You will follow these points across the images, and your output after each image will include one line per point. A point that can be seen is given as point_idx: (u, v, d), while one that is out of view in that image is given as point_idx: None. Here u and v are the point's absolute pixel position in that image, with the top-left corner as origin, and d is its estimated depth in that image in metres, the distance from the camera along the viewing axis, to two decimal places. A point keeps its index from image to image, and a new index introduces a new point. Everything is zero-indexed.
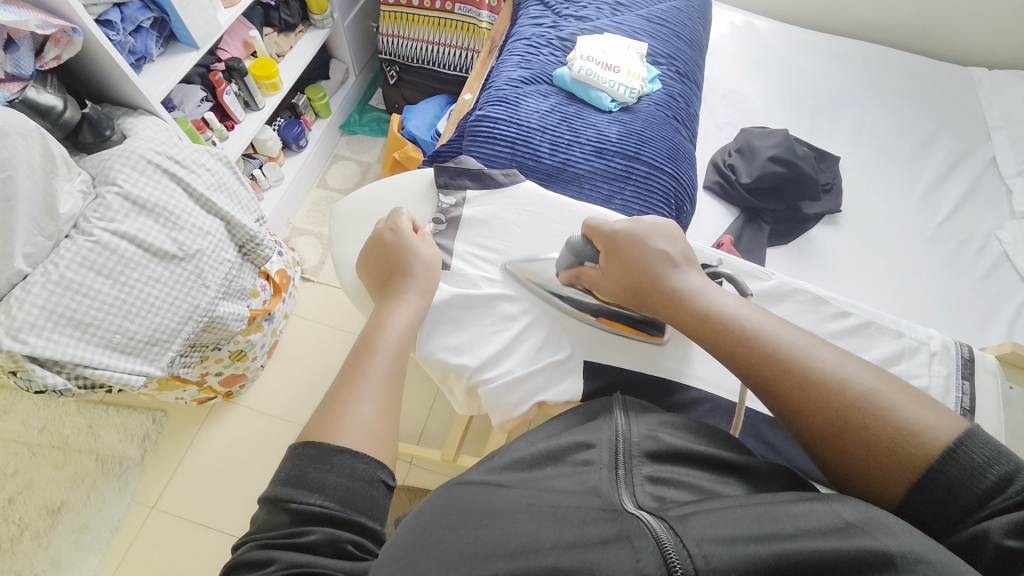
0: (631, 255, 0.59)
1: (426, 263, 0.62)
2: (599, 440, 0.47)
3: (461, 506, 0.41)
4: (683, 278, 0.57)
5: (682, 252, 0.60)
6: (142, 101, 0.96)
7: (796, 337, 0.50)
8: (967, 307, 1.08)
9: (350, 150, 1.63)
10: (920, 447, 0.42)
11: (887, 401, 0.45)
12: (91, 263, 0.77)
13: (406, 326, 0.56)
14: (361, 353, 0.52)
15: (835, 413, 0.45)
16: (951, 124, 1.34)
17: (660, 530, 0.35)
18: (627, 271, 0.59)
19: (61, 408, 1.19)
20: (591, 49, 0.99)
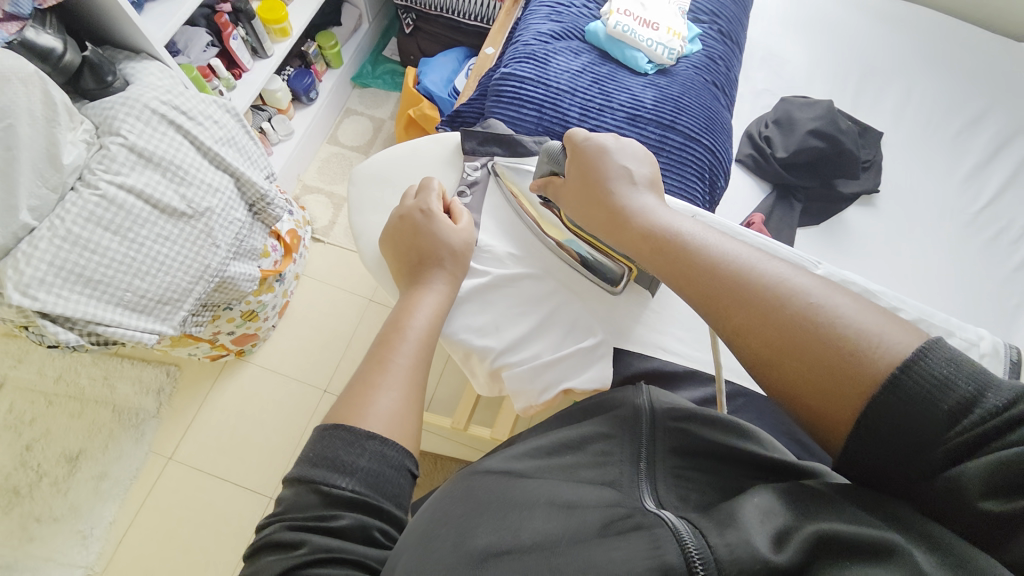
0: (584, 171, 0.58)
1: (457, 248, 0.59)
2: (619, 432, 0.44)
3: (479, 495, 0.39)
4: (635, 194, 0.55)
5: (646, 175, 0.58)
6: (145, 45, 0.90)
7: (740, 248, 0.47)
8: (1000, 298, 1.03)
9: (362, 105, 1.55)
10: (864, 359, 0.36)
11: (822, 309, 0.40)
12: (99, 218, 0.74)
13: (435, 314, 0.54)
14: (388, 339, 0.50)
15: (769, 320, 0.41)
16: (1005, 100, 1.25)
17: (678, 523, 0.33)
18: (581, 186, 0.58)
19: (75, 359, 1.20)
20: (628, 2, 0.90)
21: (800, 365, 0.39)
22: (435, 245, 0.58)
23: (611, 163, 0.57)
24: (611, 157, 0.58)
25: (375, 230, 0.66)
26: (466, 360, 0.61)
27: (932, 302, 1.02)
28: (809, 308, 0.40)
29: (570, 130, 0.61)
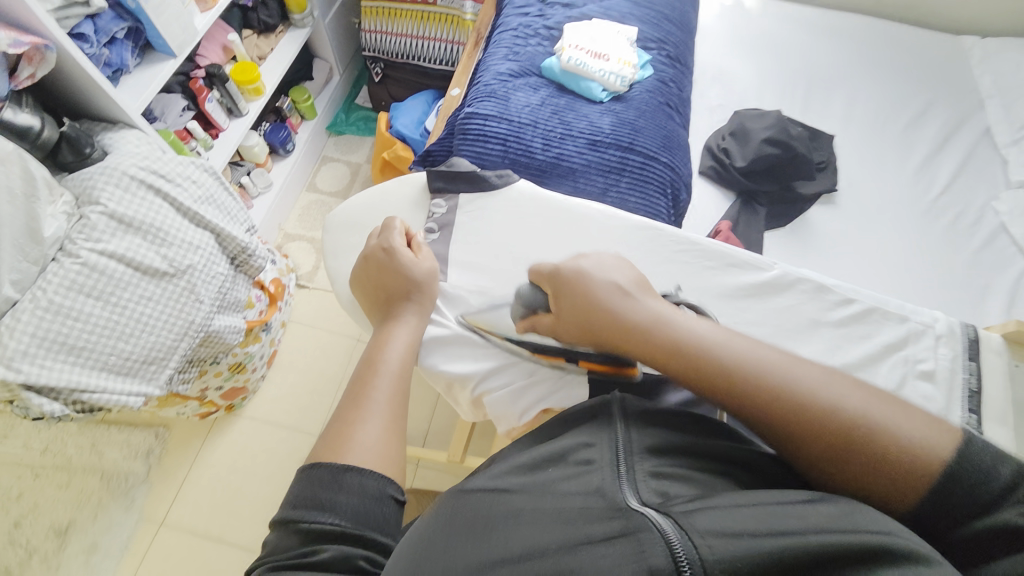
0: (581, 285, 0.56)
1: (422, 280, 0.61)
2: (599, 439, 0.44)
3: (465, 515, 0.39)
4: (643, 302, 0.54)
5: (633, 278, 0.57)
6: (121, 115, 0.94)
7: (768, 355, 0.47)
8: (965, 281, 1.08)
9: (338, 152, 1.60)
10: (927, 461, 0.39)
11: (876, 415, 0.42)
12: (80, 285, 0.75)
13: (408, 346, 0.55)
14: (364, 375, 0.51)
15: (832, 439, 0.41)
16: (944, 95, 1.33)
17: (665, 525, 0.33)
18: (582, 307, 0.55)
19: (62, 429, 1.17)
20: (579, 38, 0.96)
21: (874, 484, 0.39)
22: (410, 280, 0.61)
23: (604, 276, 0.56)
24: (598, 270, 0.57)
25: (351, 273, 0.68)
26: (448, 390, 0.62)
27: (901, 291, 1.06)
28: (859, 420, 0.41)
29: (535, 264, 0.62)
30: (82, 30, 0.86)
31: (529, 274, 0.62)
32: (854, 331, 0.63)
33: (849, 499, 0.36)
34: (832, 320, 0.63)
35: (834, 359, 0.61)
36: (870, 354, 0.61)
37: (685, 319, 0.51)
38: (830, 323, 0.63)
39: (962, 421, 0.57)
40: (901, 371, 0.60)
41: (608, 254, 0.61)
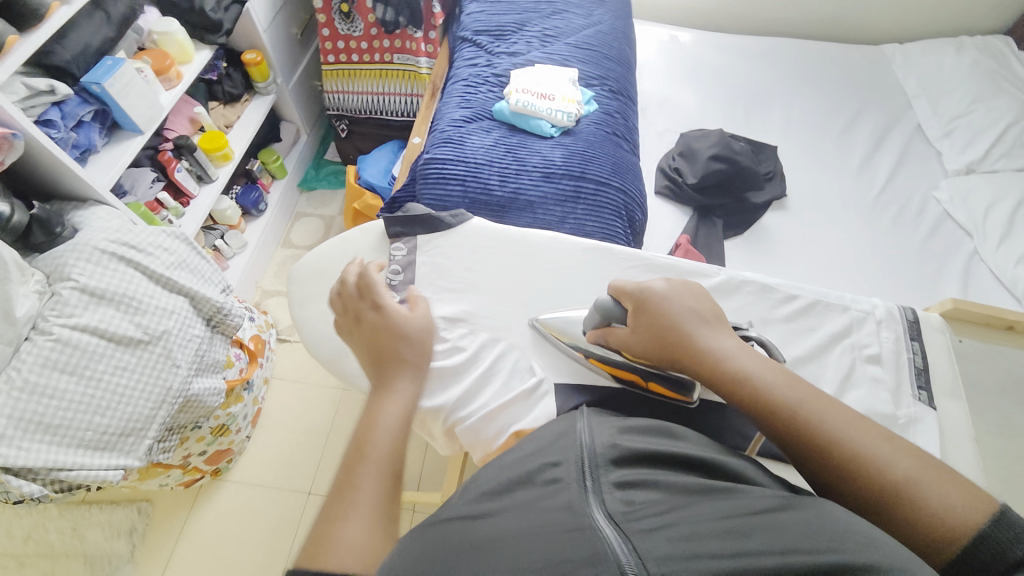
0: (657, 311, 0.56)
1: (418, 338, 0.59)
2: (565, 457, 0.44)
3: (440, 546, 0.36)
4: (707, 333, 0.54)
5: (711, 309, 0.57)
6: (90, 193, 0.96)
7: (829, 406, 0.47)
8: (919, 268, 1.13)
9: (311, 207, 1.65)
10: (954, 534, 0.40)
11: (921, 486, 0.42)
12: (54, 362, 0.76)
13: (401, 421, 0.52)
14: (353, 456, 0.48)
15: (868, 492, 0.42)
16: (873, 100, 1.44)
17: (620, 547, 0.33)
18: (649, 330, 0.56)
19: (42, 514, 1.13)
20: (525, 82, 1.04)
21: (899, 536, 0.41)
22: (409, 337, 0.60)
23: (679, 305, 0.56)
24: (682, 296, 0.57)
25: (320, 321, 0.70)
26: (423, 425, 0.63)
27: (861, 282, 1.11)
28: (899, 483, 0.42)
29: (621, 282, 0.62)
30: (49, 117, 0.90)
31: (613, 289, 0.63)
32: (803, 323, 0.69)
33: (810, 509, 0.36)
34: (780, 315, 0.69)
35: (788, 351, 0.66)
36: (818, 345, 0.67)
37: (747, 356, 0.51)
38: (780, 319, 0.69)
39: (915, 399, 0.64)
40: (850, 357, 0.66)
41: (696, 283, 0.60)
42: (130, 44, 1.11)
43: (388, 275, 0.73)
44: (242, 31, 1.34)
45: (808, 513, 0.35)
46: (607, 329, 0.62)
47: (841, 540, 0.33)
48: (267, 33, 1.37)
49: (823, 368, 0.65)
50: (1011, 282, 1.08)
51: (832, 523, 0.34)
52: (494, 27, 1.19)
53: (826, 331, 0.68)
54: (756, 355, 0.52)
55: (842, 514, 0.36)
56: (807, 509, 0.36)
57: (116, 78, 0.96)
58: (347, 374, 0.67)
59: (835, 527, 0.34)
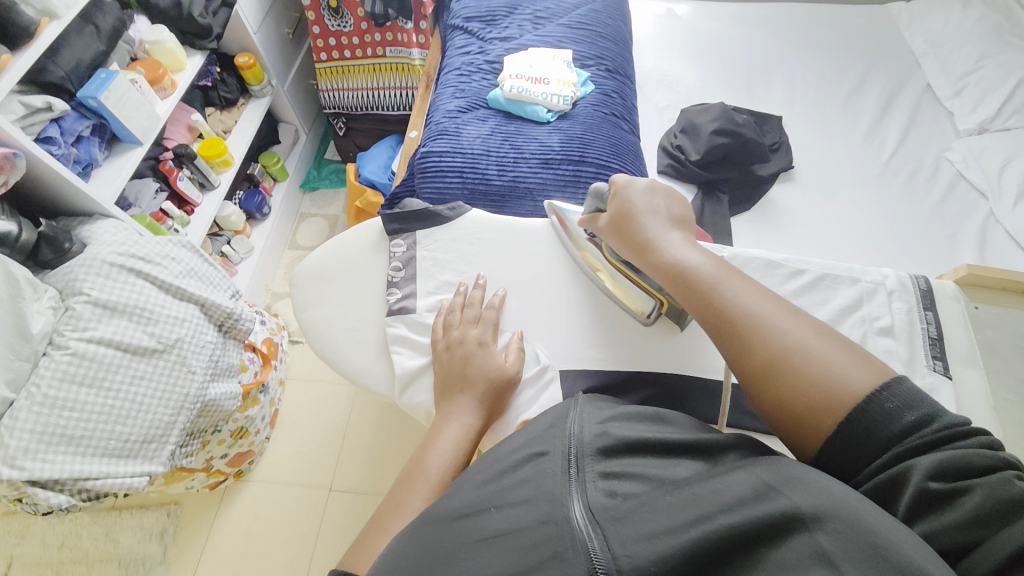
0: (621, 205, 0.65)
1: (483, 373, 0.59)
2: (552, 447, 0.43)
3: (419, 547, 0.38)
4: (661, 224, 0.61)
5: (679, 211, 0.64)
6: (96, 207, 0.98)
7: (750, 286, 0.52)
8: (934, 232, 1.10)
9: (314, 207, 1.65)
10: (843, 395, 0.42)
11: (820, 353, 0.45)
12: (72, 375, 0.77)
13: (458, 449, 0.53)
14: (408, 479, 0.50)
15: (760, 354, 0.47)
16: (881, 62, 1.39)
17: (589, 539, 0.34)
18: (616, 223, 0.64)
19: (76, 521, 1.16)
20: (519, 67, 1.02)
21: (782, 393, 0.45)
22: (463, 366, 0.60)
23: (645, 203, 0.63)
24: (652, 196, 0.64)
25: (325, 321, 0.70)
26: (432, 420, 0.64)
27: (875, 252, 1.08)
28: (795, 350, 0.46)
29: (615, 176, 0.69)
30: (49, 135, 0.91)
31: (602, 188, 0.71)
32: (810, 298, 0.68)
33: (766, 468, 0.36)
34: (788, 290, 0.68)
35: None
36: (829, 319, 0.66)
37: (688, 245, 0.58)
38: (788, 294, 0.69)
39: (930, 368, 0.63)
40: (861, 329, 0.65)
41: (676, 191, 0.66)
42: (123, 56, 1.09)
43: (389, 273, 0.72)
44: (233, 35, 1.33)
45: (757, 469, 0.36)
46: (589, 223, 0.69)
47: (783, 488, 0.33)
48: (257, 35, 1.36)
49: None
50: None
51: (781, 475, 0.35)
52: (485, 12, 1.17)
53: (833, 306, 0.67)
54: (699, 246, 0.58)
55: (791, 463, 0.37)
56: (760, 466, 0.37)
57: (111, 91, 0.97)
58: (354, 372, 0.68)
59: (782, 478, 0.35)
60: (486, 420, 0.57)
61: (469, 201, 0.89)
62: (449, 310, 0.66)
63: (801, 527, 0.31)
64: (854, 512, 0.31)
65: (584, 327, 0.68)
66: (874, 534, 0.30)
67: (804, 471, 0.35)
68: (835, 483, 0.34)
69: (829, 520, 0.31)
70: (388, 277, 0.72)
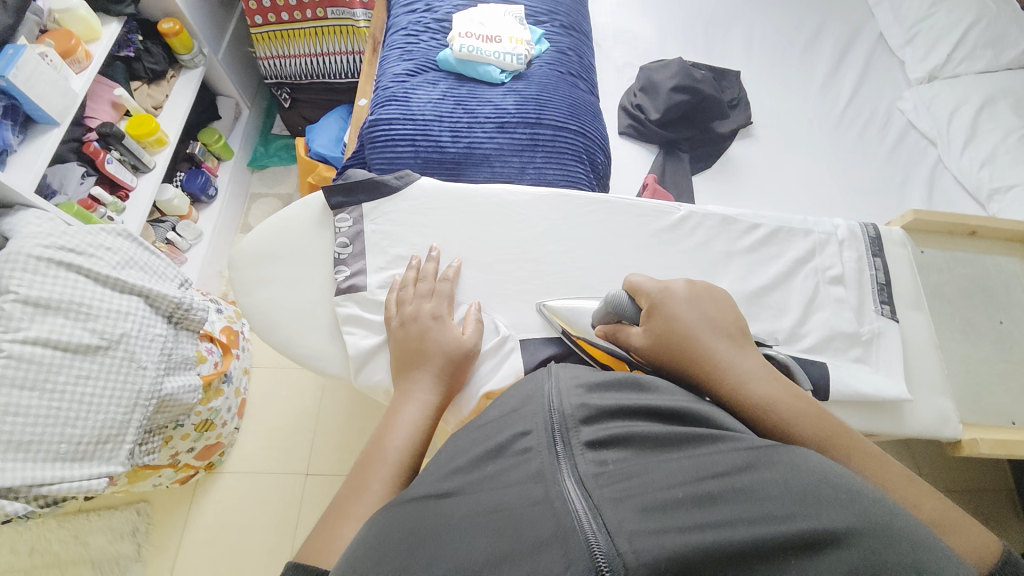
0: (672, 325, 0.52)
1: (444, 348, 0.58)
2: (534, 425, 0.40)
3: (398, 534, 0.34)
4: (729, 346, 0.50)
5: (734, 320, 0.53)
6: (14, 196, 0.89)
7: (853, 441, 0.45)
8: (885, 180, 1.13)
9: (265, 187, 1.57)
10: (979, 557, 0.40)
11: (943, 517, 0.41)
12: (12, 379, 0.71)
13: (417, 428, 0.52)
14: (367, 460, 0.49)
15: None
16: (836, 12, 1.38)
17: (589, 523, 0.31)
18: (666, 340, 0.51)
19: (40, 527, 1.11)
20: (468, 24, 0.96)
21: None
22: (419, 342, 0.59)
23: (697, 314, 0.52)
24: (697, 308, 0.53)
25: (269, 305, 0.67)
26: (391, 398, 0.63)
27: (831, 204, 1.10)
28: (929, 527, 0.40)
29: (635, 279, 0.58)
30: None
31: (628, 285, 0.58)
32: (771, 248, 0.72)
33: (791, 469, 0.34)
34: (747, 243, 0.72)
35: (748, 283, 0.69)
36: (786, 270, 0.70)
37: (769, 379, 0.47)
38: (746, 249, 0.72)
39: (878, 313, 0.69)
40: (814, 280, 0.70)
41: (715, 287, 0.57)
42: (32, 27, 0.98)
43: (336, 249, 0.69)
44: None
45: (783, 466, 0.34)
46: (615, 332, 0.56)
47: (817, 501, 0.31)
48: None
49: (787, 295, 0.69)
50: (974, 186, 1.08)
51: (812, 477, 0.33)
52: None
53: (793, 253, 0.71)
54: (780, 378, 0.48)
55: (816, 459, 0.35)
56: (785, 461, 0.35)
57: (20, 67, 0.86)
58: (307, 356, 0.66)
59: (812, 483, 0.33)
60: (446, 395, 0.57)
61: (423, 170, 0.86)
62: (401, 285, 0.64)
63: (835, 546, 0.29)
64: (888, 526, 0.30)
65: (541, 294, 0.67)
66: (913, 557, 0.29)
67: (842, 478, 0.33)
68: (872, 491, 0.33)
69: (869, 539, 0.29)
70: (335, 254, 0.69)
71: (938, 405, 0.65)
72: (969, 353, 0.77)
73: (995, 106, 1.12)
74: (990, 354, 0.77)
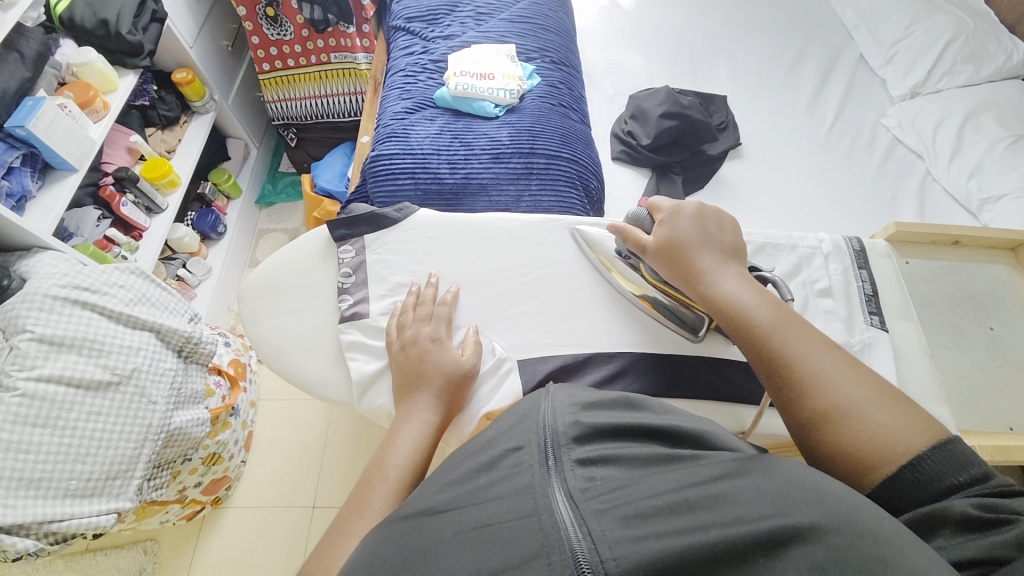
0: (676, 240, 0.63)
1: (448, 371, 0.60)
2: (527, 440, 0.41)
3: (392, 552, 0.35)
4: (711, 258, 0.61)
5: (730, 241, 0.63)
6: (33, 240, 0.93)
7: (806, 329, 0.53)
8: (874, 193, 1.16)
9: (273, 222, 1.62)
10: (894, 452, 0.44)
11: (869, 414, 0.46)
12: (25, 417, 0.73)
13: (418, 446, 0.54)
14: (369, 479, 0.50)
15: (820, 398, 0.48)
16: (816, 37, 1.44)
17: (575, 533, 0.32)
18: (666, 247, 0.63)
19: (48, 568, 1.11)
20: (463, 64, 1.02)
21: (831, 443, 0.46)
22: (418, 364, 0.60)
23: (695, 233, 0.62)
24: (702, 225, 0.63)
25: (273, 334, 0.69)
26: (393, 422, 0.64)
27: (822, 222, 1.12)
28: (852, 402, 0.47)
29: (653, 200, 0.68)
30: None
31: (643, 208, 0.69)
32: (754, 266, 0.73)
33: (765, 477, 0.35)
34: None
35: None
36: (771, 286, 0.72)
37: (746, 285, 0.58)
38: None
39: (867, 323, 0.70)
40: (803, 292, 0.71)
41: (724, 214, 0.65)
42: (50, 80, 1.05)
43: (339, 279, 0.72)
44: (167, 50, 1.28)
45: (762, 475, 0.35)
46: (625, 233, 0.67)
47: (788, 503, 0.33)
48: (193, 49, 1.32)
49: None
50: (965, 196, 1.10)
51: (782, 485, 0.34)
52: (426, 12, 1.16)
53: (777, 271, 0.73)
54: (757, 286, 0.58)
55: (787, 466, 0.37)
56: (760, 470, 0.36)
57: (39, 118, 0.92)
58: (310, 383, 0.67)
59: (782, 487, 0.34)
60: (445, 416, 0.58)
61: (423, 201, 0.90)
62: (402, 310, 0.66)
63: (799, 544, 0.30)
64: (856, 524, 0.31)
65: (537, 314, 0.69)
66: (875, 552, 0.30)
67: (811, 478, 0.35)
68: (840, 490, 0.34)
69: (832, 536, 0.30)
70: (338, 284, 0.71)
71: (936, 413, 0.66)
72: (962, 360, 0.78)
73: (979, 118, 1.15)
74: (983, 361, 0.78)
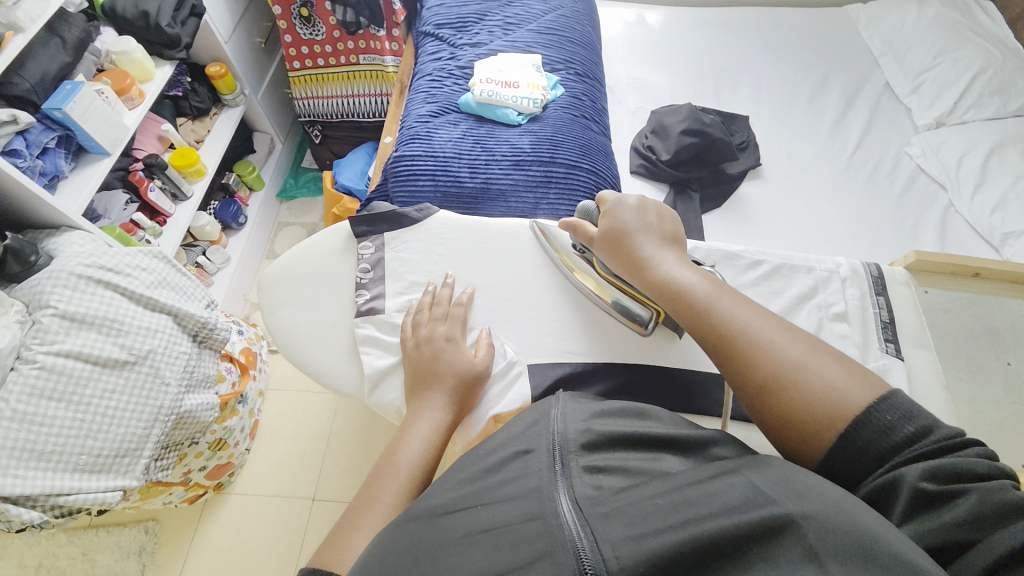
0: (616, 228, 0.65)
1: (461, 371, 0.61)
2: (537, 445, 0.42)
3: (400, 550, 0.35)
4: (651, 244, 0.63)
5: (670, 229, 0.65)
6: (63, 220, 0.96)
7: (742, 301, 0.55)
8: (894, 221, 1.15)
9: (292, 216, 1.65)
10: (837, 408, 0.44)
11: (809, 372, 0.47)
12: (42, 390, 0.75)
13: (428, 444, 0.54)
14: (379, 475, 0.51)
15: (756, 367, 0.49)
16: (842, 63, 1.44)
17: (580, 536, 0.32)
18: (610, 238, 0.65)
19: (52, 541, 1.13)
20: (489, 71, 1.03)
21: (774, 412, 0.47)
22: (431, 363, 0.61)
23: (634, 221, 0.65)
24: (639, 215, 0.65)
25: (289, 324, 0.71)
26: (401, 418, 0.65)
27: (839, 247, 1.11)
28: (788, 366, 0.47)
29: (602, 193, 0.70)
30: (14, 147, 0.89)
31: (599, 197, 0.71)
32: (769, 287, 0.73)
33: (758, 473, 0.35)
34: (747, 280, 0.73)
35: None
36: (785, 308, 0.71)
37: (684, 266, 0.60)
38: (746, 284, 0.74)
39: (882, 350, 0.69)
40: (817, 316, 0.71)
41: (661, 204, 0.67)
42: (89, 66, 1.08)
43: (357, 274, 0.73)
44: (204, 44, 1.33)
45: (755, 471, 0.35)
46: (577, 227, 0.69)
47: (778, 492, 0.33)
48: (229, 45, 1.36)
49: None
50: (987, 230, 1.08)
51: (775, 479, 0.34)
52: (456, 19, 1.18)
53: (790, 293, 0.72)
54: (695, 267, 0.60)
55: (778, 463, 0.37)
56: (753, 468, 0.36)
57: (77, 102, 0.95)
58: (322, 374, 0.68)
59: (773, 480, 0.34)
60: (455, 415, 0.59)
61: (442, 204, 0.91)
62: (417, 308, 0.67)
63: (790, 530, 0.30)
64: (845, 511, 0.31)
65: (549, 321, 0.70)
66: (870, 535, 0.29)
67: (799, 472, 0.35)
68: (832, 487, 0.34)
69: (821, 524, 0.30)
70: (355, 279, 0.73)
71: None
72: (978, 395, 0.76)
73: (1004, 152, 1.14)
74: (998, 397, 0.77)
